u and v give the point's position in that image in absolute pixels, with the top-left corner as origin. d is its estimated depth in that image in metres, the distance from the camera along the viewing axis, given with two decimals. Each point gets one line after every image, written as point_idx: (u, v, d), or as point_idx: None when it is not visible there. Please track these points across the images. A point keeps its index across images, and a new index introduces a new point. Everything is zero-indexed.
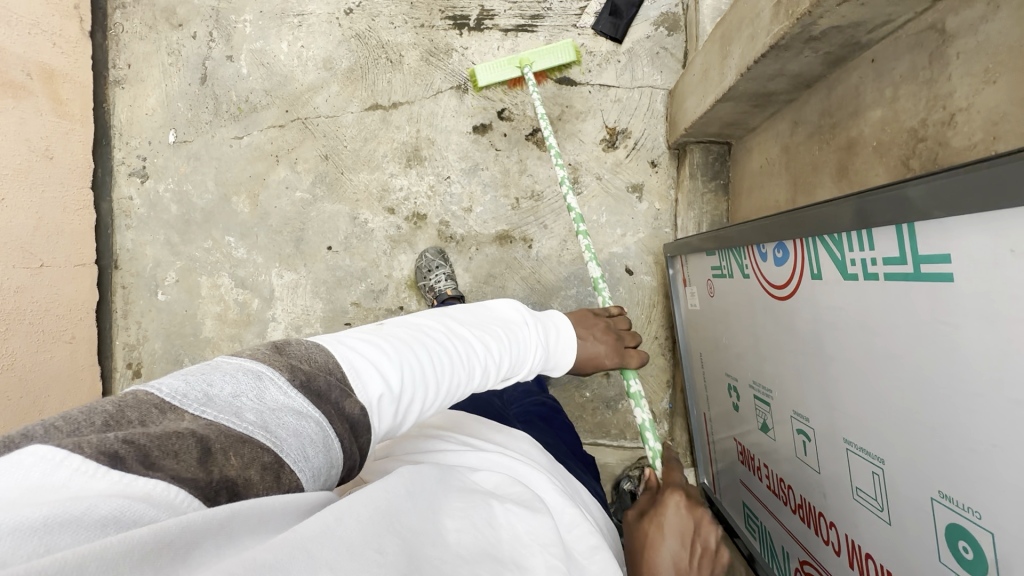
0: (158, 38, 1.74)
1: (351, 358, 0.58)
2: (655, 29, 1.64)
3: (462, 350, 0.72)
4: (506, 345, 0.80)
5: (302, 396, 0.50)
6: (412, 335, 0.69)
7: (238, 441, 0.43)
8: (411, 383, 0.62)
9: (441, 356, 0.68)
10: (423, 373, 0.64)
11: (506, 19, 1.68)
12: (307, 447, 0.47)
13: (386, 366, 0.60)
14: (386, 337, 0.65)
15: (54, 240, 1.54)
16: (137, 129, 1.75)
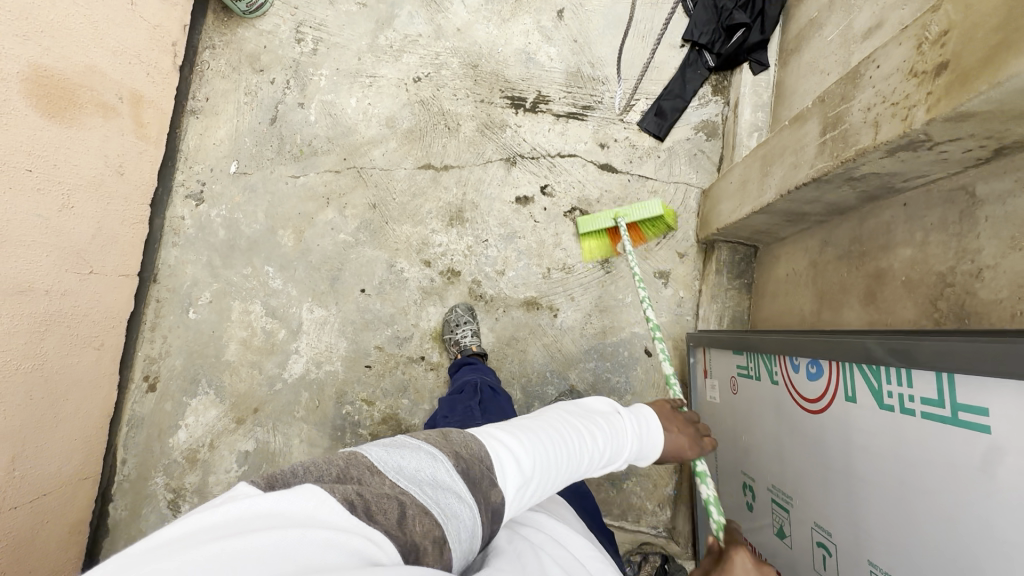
0: (239, 79, 1.89)
1: (497, 450, 0.71)
2: (695, 132, 1.78)
3: (571, 442, 0.80)
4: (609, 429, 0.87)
5: (463, 481, 0.64)
6: (539, 427, 0.80)
7: (423, 512, 0.58)
8: (534, 474, 0.73)
9: (555, 450, 0.77)
10: (545, 464, 0.75)
11: (560, 106, 1.82)
12: (462, 530, 0.61)
13: (518, 458, 0.72)
14: (523, 432, 0.77)
15: (107, 250, 1.60)
16: (202, 156, 1.86)
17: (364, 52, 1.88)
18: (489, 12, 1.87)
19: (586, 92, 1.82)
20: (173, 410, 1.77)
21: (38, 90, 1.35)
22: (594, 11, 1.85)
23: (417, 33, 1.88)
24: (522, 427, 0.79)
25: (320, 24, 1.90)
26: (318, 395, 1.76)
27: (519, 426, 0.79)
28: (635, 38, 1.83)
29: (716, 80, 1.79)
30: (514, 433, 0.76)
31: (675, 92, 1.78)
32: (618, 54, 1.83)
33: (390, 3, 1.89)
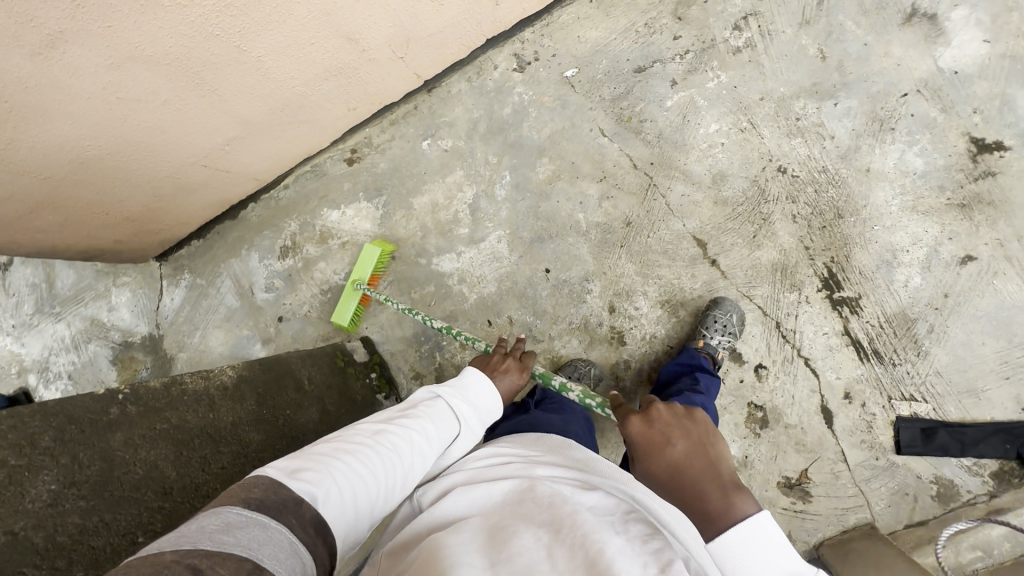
0: (655, 7, 1.66)
1: (306, 479, 0.71)
2: (931, 479, 1.49)
3: (392, 446, 0.82)
4: (420, 414, 0.90)
5: (255, 512, 0.63)
6: (346, 442, 0.81)
7: (219, 556, 0.56)
8: (355, 490, 0.74)
9: (381, 462, 0.79)
10: (365, 484, 0.75)
11: (858, 326, 1.54)
12: (279, 551, 0.61)
13: (327, 481, 0.72)
14: (325, 455, 0.77)
15: (426, 51, 1.55)
16: (559, 38, 1.72)
17: (771, 97, 1.60)
18: (911, 185, 1.52)
19: (894, 343, 1.52)
20: (346, 193, 1.84)
21: None
22: (994, 291, 1.48)
23: (831, 133, 1.57)
24: (336, 451, 0.78)
25: (768, 33, 1.60)
26: (438, 299, 1.78)
27: (332, 452, 0.78)
28: (995, 353, 1.47)
29: (1011, 468, 1.45)
30: (312, 459, 0.76)
31: (963, 437, 1.46)
32: (962, 348, 1.49)
33: (844, 83, 1.56)
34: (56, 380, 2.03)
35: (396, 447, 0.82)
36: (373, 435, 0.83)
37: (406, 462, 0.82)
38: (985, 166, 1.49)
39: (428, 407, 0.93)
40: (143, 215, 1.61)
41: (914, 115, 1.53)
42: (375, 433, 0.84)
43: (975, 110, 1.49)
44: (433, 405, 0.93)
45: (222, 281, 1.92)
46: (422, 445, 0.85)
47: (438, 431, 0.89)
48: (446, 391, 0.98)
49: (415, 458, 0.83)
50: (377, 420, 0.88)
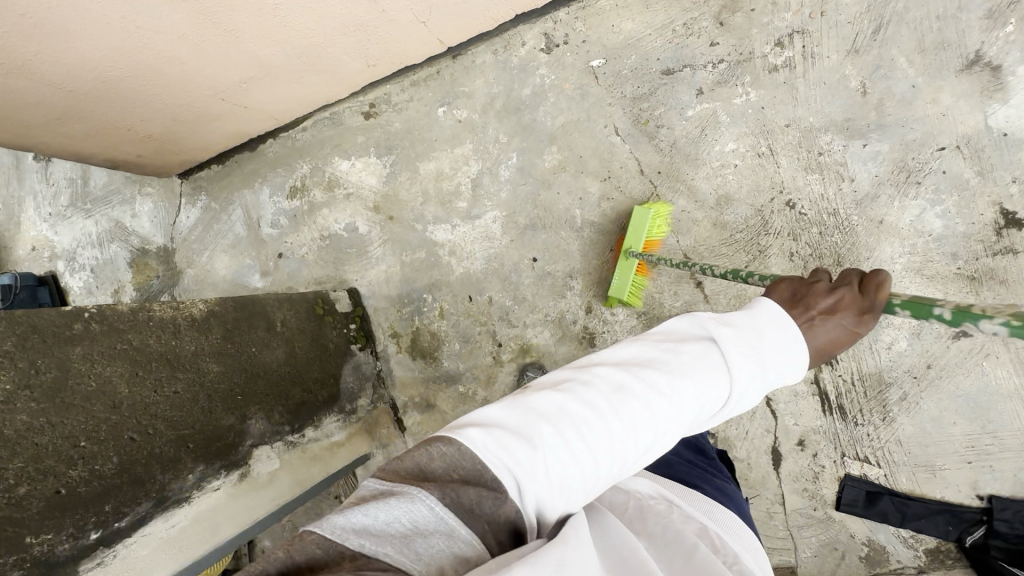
0: (698, 7, 1.57)
1: (466, 482, 0.56)
2: (864, 541, 1.50)
3: (631, 414, 0.64)
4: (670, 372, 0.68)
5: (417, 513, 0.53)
6: (561, 410, 0.65)
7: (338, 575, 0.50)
8: (537, 487, 0.59)
9: (585, 440, 0.62)
10: (553, 476, 0.60)
11: (829, 378, 1.51)
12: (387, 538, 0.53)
13: (503, 479, 0.57)
14: (519, 431, 0.61)
15: (451, 20, 1.53)
16: (592, 24, 1.65)
17: (797, 125, 1.52)
18: (922, 247, 1.44)
19: (862, 403, 1.49)
20: (359, 146, 1.88)
21: None
22: (981, 373, 1.41)
23: (851, 175, 1.48)
24: (503, 428, 0.61)
25: (811, 55, 1.50)
26: (427, 266, 1.83)
27: (512, 426, 0.61)
28: (964, 435, 1.43)
29: (947, 549, 1.44)
30: (488, 443, 0.59)
31: (905, 509, 1.45)
32: (931, 423, 1.45)
33: (879, 123, 1.46)
34: (81, 271, 2.23)
35: (621, 420, 0.64)
36: (602, 404, 0.65)
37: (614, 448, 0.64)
38: (1008, 242, 1.39)
39: (688, 363, 0.69)
40: (164, 136, 1.70)
41: (946, 172, 1.42)
42: (588, 396, 0.66)
43: (1013, 179, 1.38)
44: (702, 353, 0.70)
45: (234, 210, 2.02)
46: (655, 421, 0.66)
47: (704, 399, 0.68)
48: (683, 353, 0.70)
49: (639, 442, 0.65)
50: (583, 383, 0.68)
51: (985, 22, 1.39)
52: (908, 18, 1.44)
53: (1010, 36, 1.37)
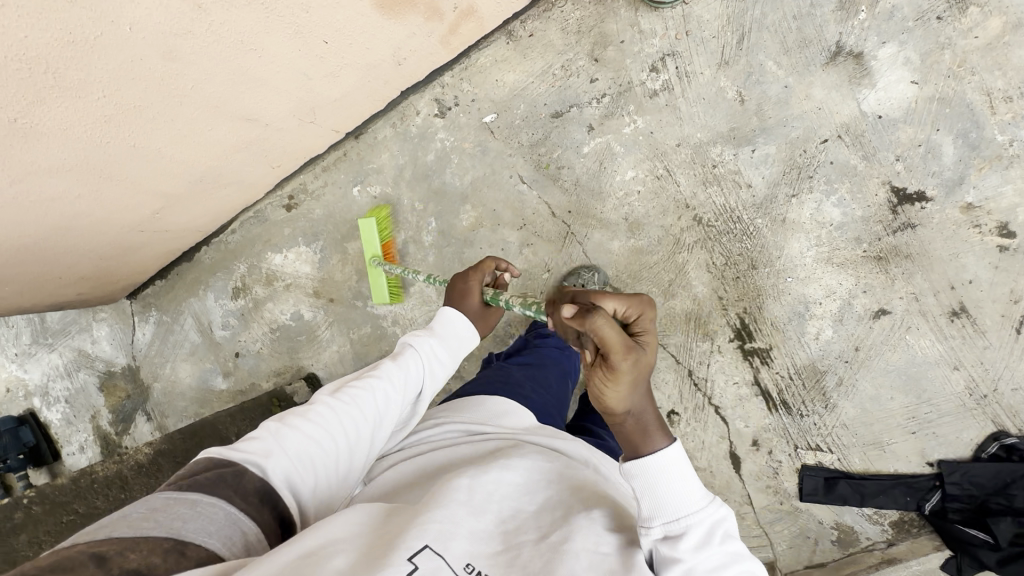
0: (571, 47, 1.61)
1: (245, 452, 0.76)
2: (833, 525, 1.54)
3: (351, 402, 0.88)
4: (399, 377, 0.93)
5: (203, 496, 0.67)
6: (316, 411, 0.86)
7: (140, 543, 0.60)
8: (315, 459, 0.81)
9: (320, 429, 0.84)
10: (329, 445, 0.83)
11: (768, 377, 1.56)
12: (207, 524, 0.65)
13: (279, 450, 0.78)
14: (276, 422, 0.83)
15: (338, 112, 1.57)
16: (477, 82, 1.69)
17: (687, 143, 1.55)
18: (827, 237, 1.48)
19: (803, 395, 1.54)
20: (286, 237, 1.93)
21: None
22: (906, 346, 1.46)
23: (748, 181, 1.52)
24: (283, 418, 0.85)
25: (686, 74, 1.54)
26: (374, 339, 1.88)
27: (294, 412, 0.86)
28: (903, 407, 1.47)
29: (910, 518, 1.49)
30: (269, 428, 0.82)
31: (863, 489, 1.50)
32: (870, 403, 1.49)
33: (762, 127, 1.50)
34: (57, 403, 2.29)
35: (376, 390, 0.90)
36: (357, 386, 0.90)
37: (347, 437, 0.85)
38: (905, 217, 1.43)
39: (427, 346, 0.99)
40: (101, 272, 1.77)
41: (834, 162, 1.46)
42: (333, 390, 0.91)
43: (897, 157, 1.42)
44: (421, 347, 0.98)
45: (185, 319, 2.08)
46: (399, 388, 0.92)
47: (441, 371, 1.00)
48: (419, 339, 0.99)
49: (387, 407, 0.91)
50: (347, 378, 0.94)
51: (839, 14, 1.43)
52: (767, 23, 1.48)
53: (864, 23, 1.42)
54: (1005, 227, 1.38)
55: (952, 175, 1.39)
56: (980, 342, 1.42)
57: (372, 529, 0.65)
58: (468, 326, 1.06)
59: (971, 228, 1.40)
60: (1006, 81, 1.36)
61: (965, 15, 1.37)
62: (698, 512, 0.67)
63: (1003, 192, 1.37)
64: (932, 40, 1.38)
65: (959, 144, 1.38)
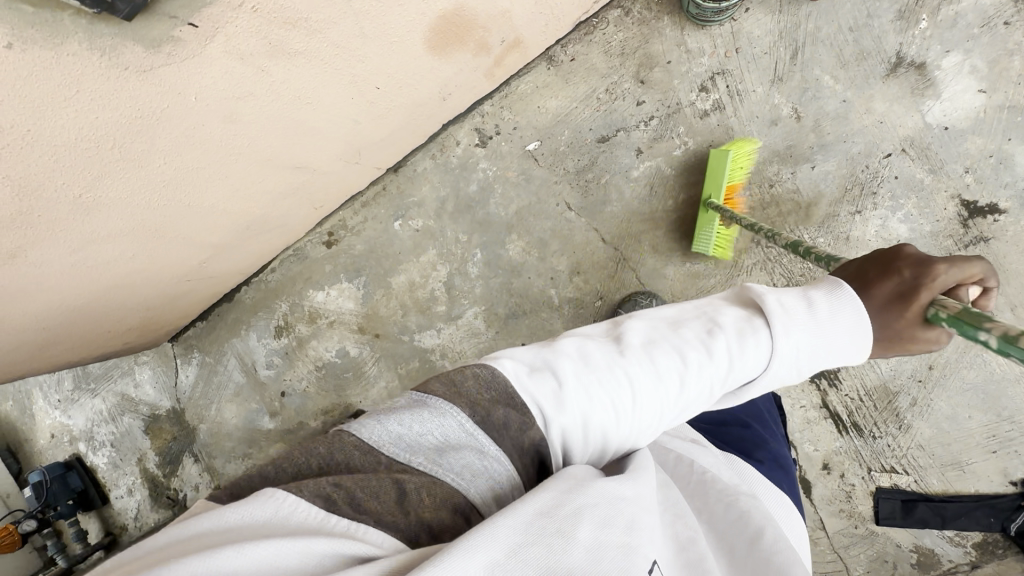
0: (616, 70, 1.57)
1: (531, 387, 0.61)
2: (911, 548, 1.50)
3: (659, 368, 0.63)
4: (738, 335, 0.64)
5: (485, 436, 0.58)
6: (618, 363, 0.64)
7: (428, 483, 0.53)
8: (604, 417, 0.62)
9: (601, 391, 0.62)
10: (620, 411, 0.62)
11: (837, 399, 1.51)
12: (482, 482, 0.57)
13: (569, 401, 0.61)
14: (575, 355, 0.65)
15: (382, 151, 1.54)
16: (519, 109, 1.66)
17: (741, 163, 1.51)
18: None
19: (875, 416, 1.49)
20: (328, 274, 1.90)
21: (447, 21, 1.14)
22: (982, 362, 1.41)
23: (808, 200, 1.48)
24: (580, 348, 0.66)
25: (737, 93, 1.50)
26: (423, 373, 1.85)
27: (590, 343, 0.66)
28: (981, 425, 1.43)
29: (993, 538, 1.45)
30: (557, 357, 0.64)
31: (943, 511, 1.46)
32: (946, 422, 1.45)
33: (821, 144, 1.45)
34: (102, 448, 2.28)
35: (696, 362, 0.63)
36: (673, 338, 0.66)
37: (620, 414, 0.63)
38: (977, 231, 1.38)
39: (789, 314, 0.64)
40: (146, 322, 1.75)
41: (898, 177, 1.42)
42: (665, 325, 0.68)
43: (966, 169, 1.37)
44: (826, 298, 0.65)
45: (228, 360, 2.06)
46: (719, 375, 0.63)
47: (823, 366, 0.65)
48: (777, 303, 0.65)
49: (703, 392, 0.65)
50: (664, 314, 0.70)
51: (898, 24, 1.38)
52: (822, 37, 1.43)
53: (926, 32, 1.37)
54: None
55: None
56: None
57: (614, 493, 0.57)
58: (862, 314, 0.64)
59: None
60: None
61: None
62: None
63: None
64: (998, 47, 1.33)
65: None
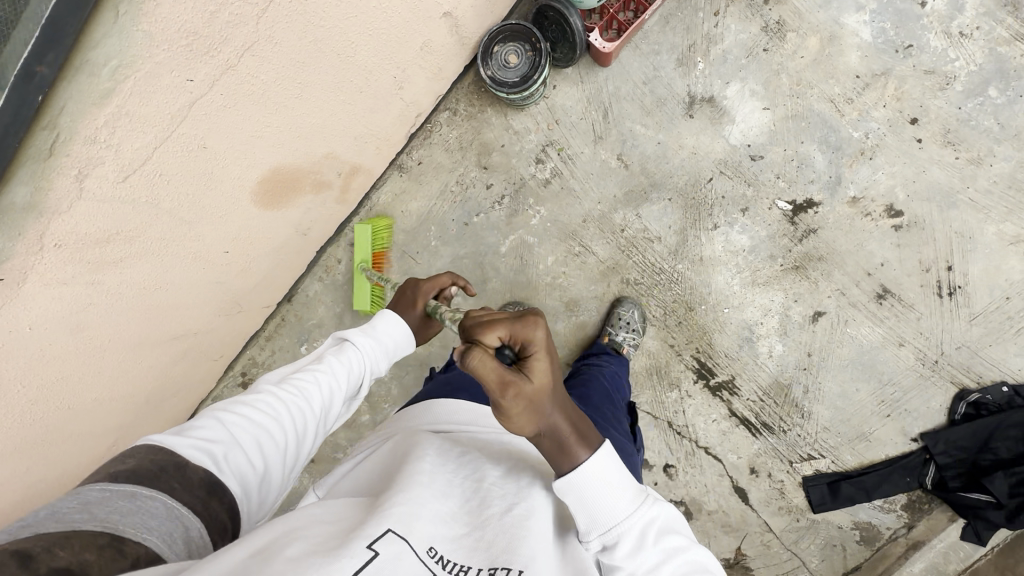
0: (459, 162, 1.70)
1: (194, 442, 0.64)
2: (852, 526, 1.55)
3: (303, 388, 0.76)
4: (326, 357, 0.82)
5: (147, 486, 0.57)
6: (263, 399, 0.73)
7: (80, 535, 0.50)
8: (266, 443, 0.70)
9: (260, 426, 0.70)
10: (278, 429, 0.71)
11: (741, 405, 1.60)
12: (158, 522, 0.55)
13: (227, 437, 0.67)
14: (229, 405, 0.72)
15: (262, 292, 1.61)
16: (385, 217, 1.75)
17: (591, 217, 1.63)
18: (745, 262, 1.56)
19: (778, 411, 1.58)
20: None
21: (270, 182, 1.24)
22: (851, 338, 1.53)
23: (657, 235, 1.60)
24: (230, 402, 0.73)
25: (569, 158, 1.64)
26: None
27: (239, 395, 0.75)
28: (870, 394, 1.53)
29: (918, 496, 1.51)
30: (207, 415, 0.70)
31: (866, 484, 1.52)
32: (840, 400, 1.54)
33: (652, 184, 1.60)
34: None
35: (326, 375, 0.78)
36: (302, 369, 0.79)
37: (299, 424, 0.73)
38: (804, 225, 1.53)
39: (364, 334, 0.87)
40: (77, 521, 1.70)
41: (725, 196, 1.56)
42: (291, 370, 0.81)
43: (777, 175, 1.53)
44: (349, 341, 0.85)
45: None
46: (352, 379, 0.81)
47: (388, 360, 0.89)
48: (356, 330, 0.88)
49: (340, 398, 0.79)
50: (290, 366, 0.83)
51: (681, 70, 1.56)
52: (623, 94, 1.59)
53: (705, 71, 1.55)
54: (892, 208, 1.48)
55: (828, 178, 1.51)
56: (911, 314, 1.49)
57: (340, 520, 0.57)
58: (409, 325, 0.94)
59: (864, 218, 1.50)
60: (842, 86, 1.49)
61: (785, 41, 1.51)
62: (630, 517, 0.66)
63: (878, 178, 1.48)
64: (766, 70, 1.52)
65: (824, 150, 1.50)
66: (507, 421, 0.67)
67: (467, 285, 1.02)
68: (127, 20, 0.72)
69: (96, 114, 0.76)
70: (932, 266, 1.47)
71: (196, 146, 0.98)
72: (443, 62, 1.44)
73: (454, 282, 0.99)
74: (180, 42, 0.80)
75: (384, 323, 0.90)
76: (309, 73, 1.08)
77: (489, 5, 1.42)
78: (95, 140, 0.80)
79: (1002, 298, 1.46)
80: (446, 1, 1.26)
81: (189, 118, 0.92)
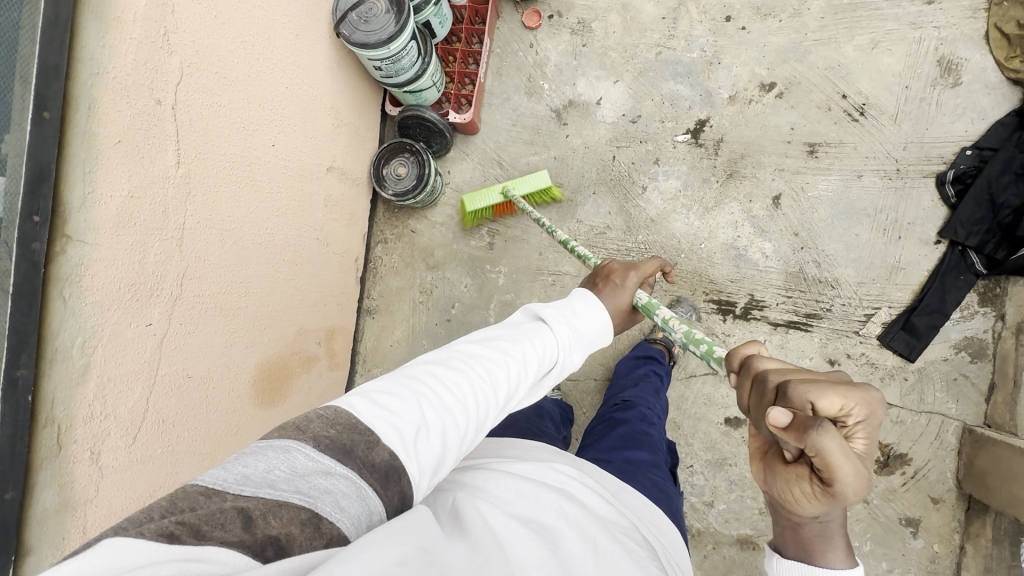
0: (413, 275, 1.81)
1: (380, 402, 0.58)
2: (955, 351, 1.49)
3: (487, 373, 0.69)
4: (525, 343, 0.76)
5: (330, 453, 0.51)
6: (451, 370, 0.67)
7: (276, 505, 0.46)
8: (451, 421, 0.62)
9: (445, 409, 0.62)
10: (452, 420, 0.62)
11: (777, 313, 1.58)
12: (340, 499, 0.50)
13: (417, 414, 0.59)
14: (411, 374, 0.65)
15: None
16: (379, 358, 1.80)
17: (545, 246, 1.72)
18: (688, 199, 1.65)
19: (810, 295, 1.57)
20: None
21: (263, 378, 1.30)
22: (818, 198, 1.58)
23: (604, 225, 1.69)
24: (418, 370, 0.66)
25: (496, 215, 1.76)
26: None
27: (422, 366, 0.67)
28: (871, 231, 1.54)
29: (983, 287, 1.48)
30: (404, 382, 0.63)
31: (933, 307, 1.48)
32: (851, 252, 1.55)
33: (572, 191, 1.72)
34: None
35: (515, 373, 0.72)
36: (491, 344, 0.74)
37: (475, 419, 0.65)
38: (711, 141, 1.64)
39: (555, 320, 0.82)
40: None
41: (634, 161, 1.68)
42: (479, 340, 0.75)
43: (662, 121, 1.67)
44: (527, 328, 0.81)
45: None
46: (536, 366, 0.75)
47: (579, 355, 0.85)
48: (547, 315, 0.83)
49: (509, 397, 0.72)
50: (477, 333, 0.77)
51: (534, 98, 1.75)
52: (504, 142, 1.77)
53: (553, 87, 1.75)
54: (764, 84, 1.61)
55: (700, 97, 1.65)
56: (846, 149, 1.56)
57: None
58: (604, 320, 0.89)
59: (750, 106, 1.62)
60: (658, 31, 1.69)
61: (594, 30, 1.73)
62: None
63: (736, 73, 1.63)
64: (595, 57, 1.73)
65: (681, 80, 1.67)
66: (812, 500, 0.60)
67: (664, 268, 1.12)
68: (75, 300, 0.81)
69: (84, 391, 0.83)
70: (830, 104, 1.58)
71: (183, 379, 1.05)
72: (350, 205, 1.60)
73: (657, 269, 1.08)
74: (125, 297, 0.89)
75: (571, 308, 0.87)
76: (246, 269, 1.20)
77: (359, 144, 1.61)
78: (94, 416, 0.86)
79: (904, 89, 1.54)
80: (324, 158, 1.44)
81: (165, 358, 1.00)
